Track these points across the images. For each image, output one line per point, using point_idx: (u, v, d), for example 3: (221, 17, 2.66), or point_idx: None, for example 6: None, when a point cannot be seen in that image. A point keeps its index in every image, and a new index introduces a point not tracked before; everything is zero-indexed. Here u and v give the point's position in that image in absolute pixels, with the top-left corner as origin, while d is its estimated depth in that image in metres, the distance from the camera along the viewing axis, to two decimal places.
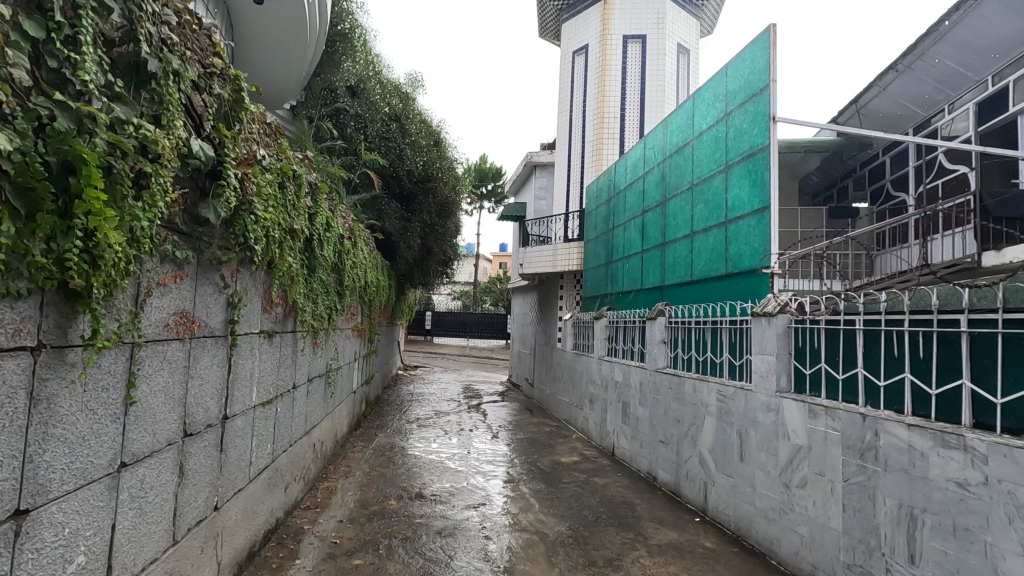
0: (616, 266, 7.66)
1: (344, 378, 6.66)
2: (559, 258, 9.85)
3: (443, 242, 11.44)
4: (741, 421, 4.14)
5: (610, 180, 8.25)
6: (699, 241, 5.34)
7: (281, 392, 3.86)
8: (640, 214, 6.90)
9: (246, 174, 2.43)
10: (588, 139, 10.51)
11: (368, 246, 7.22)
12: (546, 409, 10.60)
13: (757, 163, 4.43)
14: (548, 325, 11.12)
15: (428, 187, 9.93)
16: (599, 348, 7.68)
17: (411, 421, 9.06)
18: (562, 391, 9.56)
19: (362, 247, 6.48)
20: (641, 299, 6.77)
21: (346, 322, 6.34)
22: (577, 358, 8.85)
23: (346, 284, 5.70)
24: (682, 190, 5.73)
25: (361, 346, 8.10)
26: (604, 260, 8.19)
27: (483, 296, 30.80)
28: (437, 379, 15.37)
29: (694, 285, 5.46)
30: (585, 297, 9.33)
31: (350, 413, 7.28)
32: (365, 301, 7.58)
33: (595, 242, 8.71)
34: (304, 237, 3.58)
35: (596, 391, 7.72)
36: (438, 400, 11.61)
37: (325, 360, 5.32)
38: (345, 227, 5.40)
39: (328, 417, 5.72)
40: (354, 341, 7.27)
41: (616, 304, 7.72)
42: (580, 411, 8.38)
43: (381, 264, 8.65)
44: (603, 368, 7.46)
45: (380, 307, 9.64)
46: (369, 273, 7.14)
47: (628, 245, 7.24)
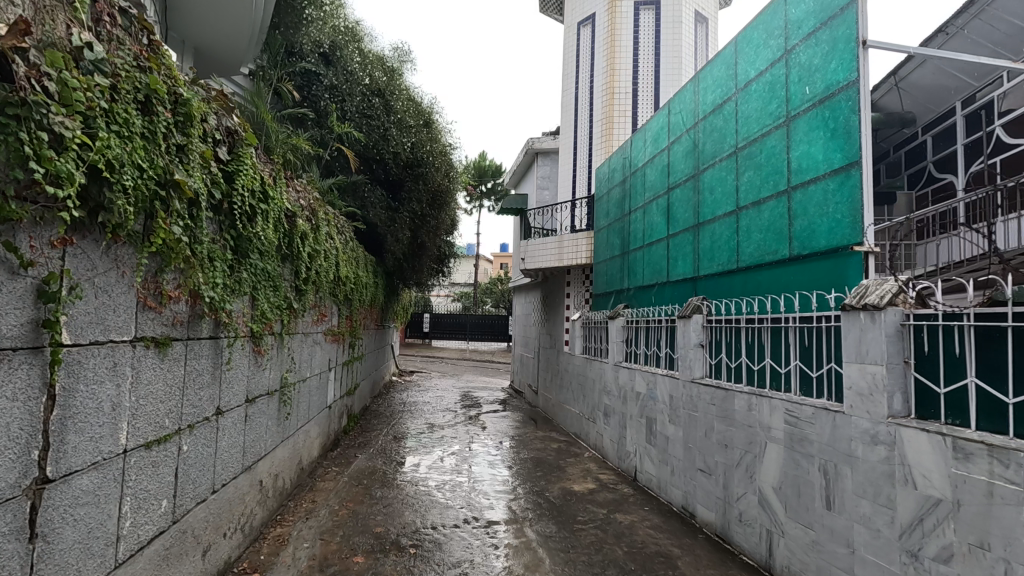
0: (634, 257, 6.56)
1: (312, 393, 5.55)
2: (565, 250, 8.76)
3: (436, 236, 10.37)
4: (828, 455, 3.02)
5: (624, 158, 7.14)
6: (748, 218, 4.22)
7: (188, 423, 2.74)
8: (665, 194, 5.80)
9: (12, 48, 1.32)
10: (596, 118, 9.39)
11: (341, 237, 6.13)
12: (552, 420, 9.49)
13: (837, 106, 3.30)
14: (553, 326, 10.01)
15: (419, 172, 8.86)
16: (615, 353, 6.58)
17: (400, 437, 7.95)
18: (571, 401, 8.46)
19: (330, 236, 5.37)
20: (668, 295, 5.65)
21: (310, 327, 5.22)
22: (588, 364, 7.75)
23: (303, 279, 4.59)
24: (722, 157, 4.63)
25: (339, 352, 7.00)
26: (619, 250, 7.09)
27: (484, 297, 29.71)
28: (434, 385, 14.26)
29: (740, 274, 4.34)
30: (596, 295, 8.22)
31: (323, 433, 6.18)
32: (339, 301, 6.46)
33: (607, 231, 7.60)
34: (204, 201, 2.47)
35: (612, 404, 6.62)
36: (432, 411, 10.50)
37: (276, 374, 4.20)
38: (301, 206, 4.30)
39: (287, 444, 4.62)
40: (326, 347, 6.16)
41: (634, 301, 6.61)
42: (593, 425, 7.27)
43: (362, 259, 7.57)
44: (621, 376, 6.36)
45: (364, 307, 8.56)
46: (342, 268, 6.03)
47: (649, 231, 6.14)
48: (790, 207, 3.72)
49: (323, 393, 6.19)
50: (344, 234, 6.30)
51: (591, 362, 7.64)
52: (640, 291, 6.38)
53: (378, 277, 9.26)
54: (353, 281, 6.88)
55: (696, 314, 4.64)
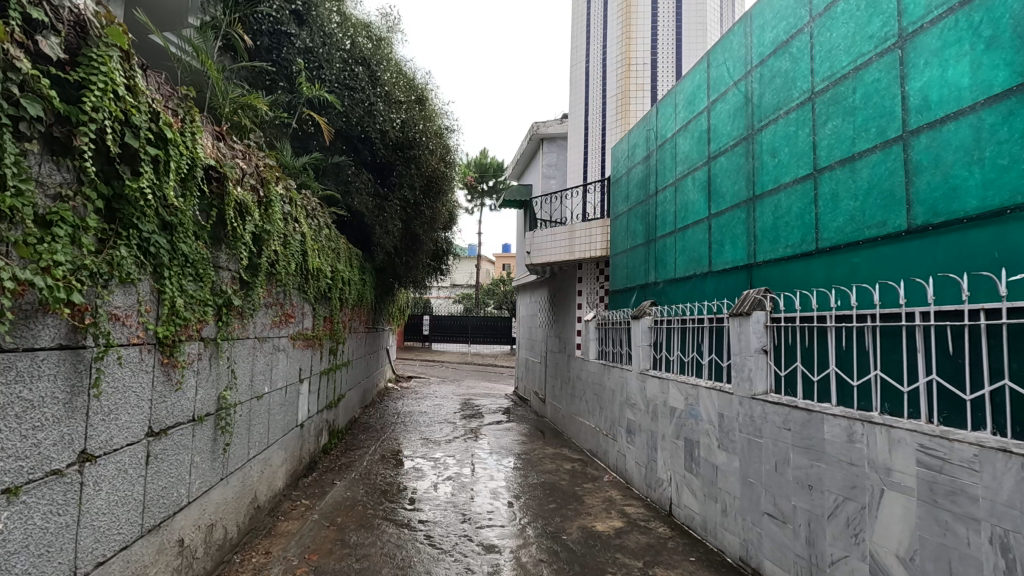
0: (663, 244, 5.52)
1: (273, 412, 4.50)
2: (576, 241, 7.73)
3: (431, 229, 9.37)
4: (1010, 522, 1.97)
5: (647, 130, 6.11)
6: (832, 182, 3.17)
7: (3, 487, 1.70)
8: (704, 165, 4.76)
9: None
10: (609, 93, 8.35)
11: (311, 224, 5.11)
12: (563, 434, 8.45)
13: (998, 2, 2.26)
14: (563, 328, 8.98)
15: (411, 154, 7.90)
16: (643, 358, 5.54)
17: (389, 457, 6.92)
18: (586, 414, 7.42)
19: (293, 219, 4.35)
20: (709, 289, 4.59)
21: (265, 329, 4.17)
22: (606, 372, 6.69)
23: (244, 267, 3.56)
24: (790, 107, 3.58)
25: (315, 359, 6.00)
26: (643, 238, 6.05)
27: (485, 299, 28.69)
28: (432, 393, 13.21)
29: (819, 257, 3.29)
30: (613, 292, 7.17)
31: (292, 458, 5.14)
32: (310, 300, 5.42)
33: (628, 218, 6.57)
34: None
35: (638, 419, 5.56)
36: (429, 423, 9.46)
37: (206, 393, 3.15)
38: (243, 168, 3.28)
39: (231, 482, 3.58)
40: (295, 353, 5.13)
41: (664, 298, 5.56)
42: (613, 443, 6.22)
43: (342, 251, 6.56)
44: (650, 388, 5.30)
45: (348, 307, 7.54)
46: (312, 259, 4.99)
47: (684, 213, 5.09)
48: (909, 158, 2.66)
49: (293, 409, 5.16)
50: (315, 218, 5.28)
51: (609, 369, 6.58)
52: (672, 286, 5.33)
53: (366, 274, 8.25)
54: (329, 276, 5.86)
55: (756, 311, 3.60)
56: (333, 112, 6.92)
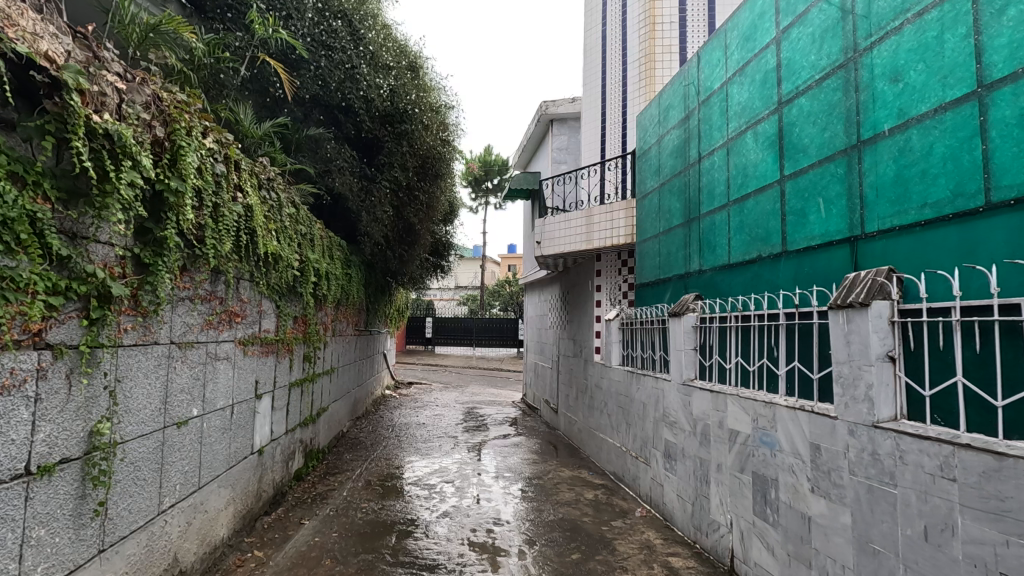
0: (712, 221, 4.41)
1: (210, 442, 3.43)
2: (595, 228, 6.61)
3: (428, 218, 8.30)
4: None
5: (685, 84, 5.00)
6: (1019, 98, 2.06)
7: None
8: (772, 112, 3.65)
9: None
10: (631, 57, 7.25)
11: (267, 198, 4.05)
12: (580, 452, 7.31)
13: None
14: (578, 329, 7.86)
15: (402, 130, 6.86)
16: (687, 366, 4.42)
17: (376, 483, 5.82)
18: (609, 430, 6.30)
19: (230, 184, 3.28)
20: (783, 275, 3.47)
21: (188, 332, 3.07)
22: (634, 381, 5.58)
23: (135, 239, 2.46)
24: (928, 6, 2.48)
25: (281, 368, 4.92)
26: (682, 216, 4.93)
27: (490, 300, 27.60)
28: (432, 401, 12.11)
29: (989, 216, 2.16)
30: (639, 286, 6.05)
31: (244, 496, 4.05)
32: (267, 295, 4.34)
33: (660, 195, 5.45)
34: None
35: (682, 442, 4.43)
36: (427, 437, 8.36)
37: (58, 428, 2.06)
38: (118, 81, 2.21)
39: (123, 552, 2.50)
40: (246, 363, 4.04)
41: (713, 291, 4.43)
42: (647, 469, 5.10)
43: (316, 239, 5.48)
44: (697, 403, 4.18)
45: (328, 306, 6.47)
46: (268, 242, 3.92)
47: (741, 180, 3.98)
48: None
49: (246, 433, 4.08)
50: (274, 191, 4.22)
51: (638, 378, 5.47)
52: (724, 273, 4.21)
53: (351, 267, 7.18)
54: (296, 267, 4.79)
55: (878, 301, 2.49)
56: (310, 74, 5.89)
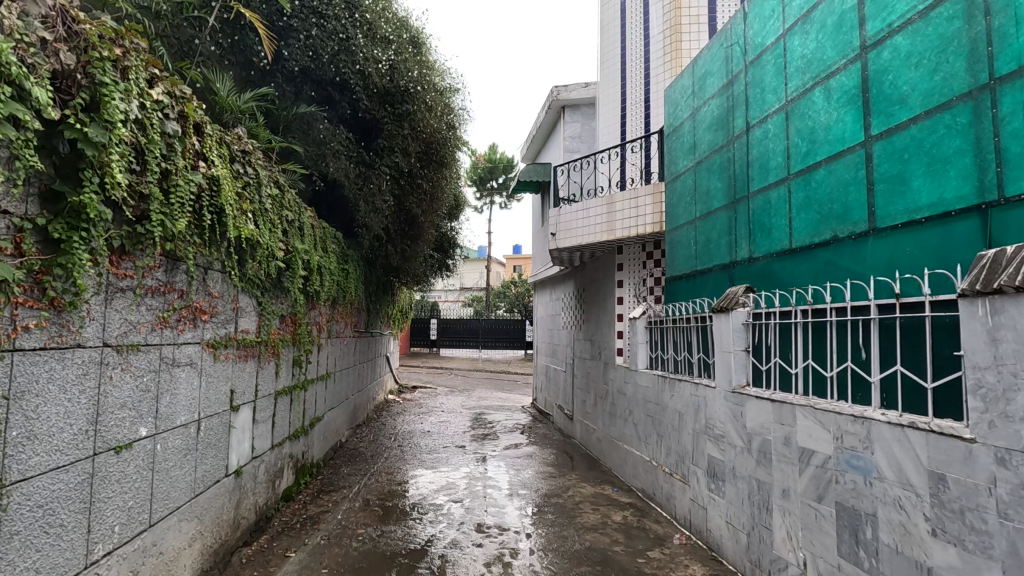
0: (766, 200, 3.75)
1: (167, 467, 2.80)
2: (617, 216, 5.95)
3: (432, 210, 7.67)
4: None
5: (728, 45, 4.34)
6: None
7: None
8: (851, 61, 2.99)
9: None
10: (654, 30, 6.60)
11: (242, 174, 3.42)
12: (601, 464, 6.65)
13: None
14: (597, 329, 7.20)
15: (403, 110, 6.24)
16: (739, 370, 3.76)
17: (375, 502, 5.18)
18: (636, 441, 5.63)
19: (186, 150, 2.66)
20: (871, 258, 2.79)
21: (130, 332, 2.44)
22: (667, 387, 4.92)
23: (38, 206, 1.85)
24: None
25: (265, 374, 4.29)
26: (726, 197, 4.27)
27: (495, 301, 26.93)
28: (437, 406, 11.47)
29: None
30: (670, 279, 5.40)
31: (215, 527, 3.41)
32: (244, 288, 3.71)
33: (696, 176, 4.79)
34: None
35: (732, 460, 3.77)
36: (432, 447, 7.71)
37: None
38: None
39: None
40: (218, 369, 3.40)
41: (766, 281, 3.76)
42: (686, 489, 4.44)
43: (306, 228, 4.85)
44: (753, 415, 3.52)
45: (322, 305, 5.84)
46: (243, 226, 3.29)
47: (807, 147, 3.32)
48: None
49: (218, 452, 3.44)
50: (253, 165, 3.59)
51: (673, 384, 4.81)
52: (782, 260, 3.55)
53: (348, 262, 6.56)
54: (281, 258, 4.16)
55: None
56: (299, 43, 5.26)
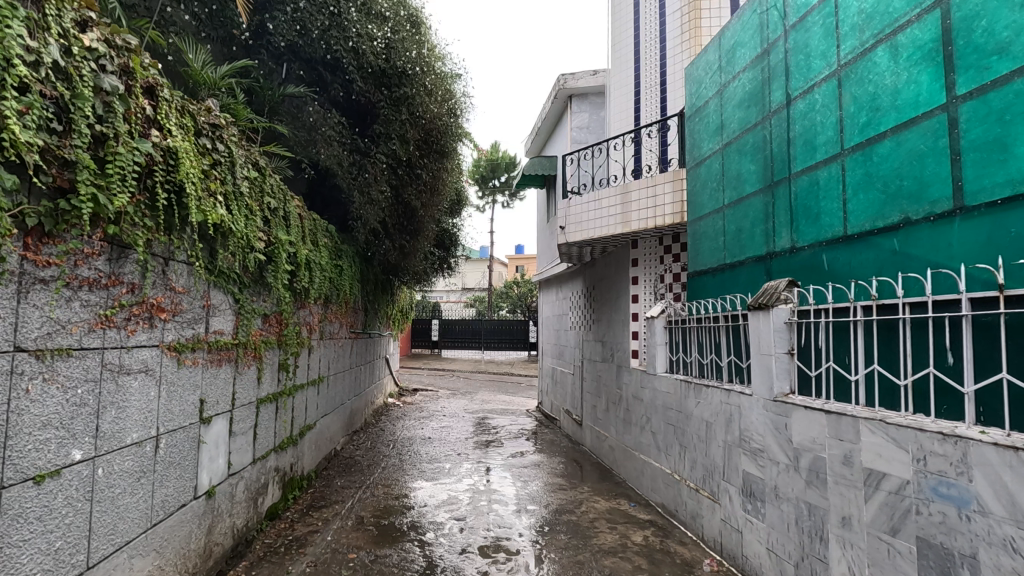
0: (811, 181, 3.28)
1: (112, 494, 2.34)
2: (633, 206, 5.47)
3: (433, 203, 7.21)
4: None
5: (763, 11, 3.87)
6: None
7: None
8: (927, 10, 2.52)
9: None
10: (671, 7, 6.13)
11: (212, 151, 2.97)
12: (615, 474, 6.18)
13: None
14: (609, 330, 6.73)
15: (401, 94, 5.79)
16: (782, 375, 3.30)
17: (370, 519, 4.73)
18: (655, 452, 5.16)
19: (132, 113, 2.21)
20: (958, 243, 2.32)
21: (55, 334, 1.97)
22: (693, 394, 4.45)
23: None
24: None
25: (245, 380, 3.84)
26: (762, 180, 3.79)
27: (498, 302, 26.47)
28: (438, 410, 10.99)
29: None
30: (693, 274, 4.93)
31: (180, 558, 2.95)
32: (215, 282, 3.25)
33: (724, 159, 4.32)
34: None
35: (774, 479, 3.29)
36: (433, 455, 7.25)
37: None
38: None
39: None
40: (183, 376, 2.94)
41: (813, 274, 3.29)
42: (716, 508, 3.96)
43: (293, 218, 4.39)
44: (802, 428, 3.05)
45: (313, 303, 5.39)
46: (211, 210, 2.83)
47: (868, 116, 2.85)
48: None
49: (184, 471, 2.98)
50: (227, 142, 3.14)
51: (699, 390, 4.33)
52: (833, 249, 3.07)
53: (342, 258, 6.11)
54: (261, 250, 3.71)
55: None
56: (285, 17, 4.81)
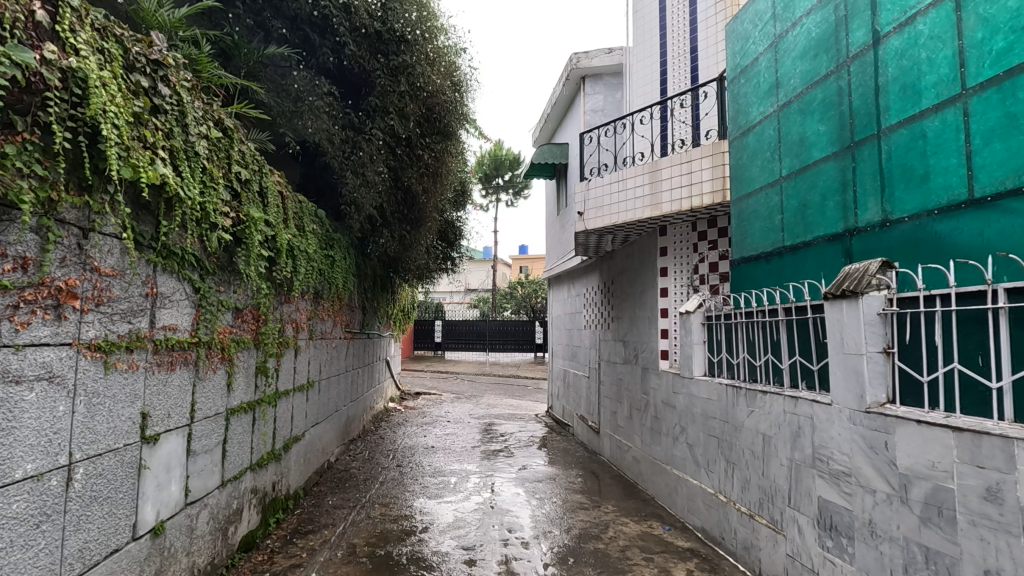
0: (913, 134, 2.60)
1: None
2: (664, 186, 4.76)
3: (436, 189, 6.54)
4: None
5: None
6: None
7: None
8: None
9: None
10: None
11: (151, 94, 2.31)
12: (643, 491, 5.48)
13: None
14: (633, 328, 6.03)
15: (399, 62, 5.14)
16: (877, 382, 2.62)
17: (364, 547, 4.05)
18: (694, 468, 4.47)
19: (5, 10, 1.56)
20: None
21: None
22: (744, 401, 3.77)
23: None
24: None
25: (210, 386, 3.17)
26: (836, 142, 3.12)
27: (503, 303, 25.79)
28: (442, 416, 10.30)
29: None
30: (739, 262, 4.25)
31: None
32: (161, 264, 2.58)
33: (781, 122, 3.65)
34: None
35: (867, 511, 2.61)
36: (437, 467, 6.57)
37: None
38: None
39: None
40: (115, 384, 2.28)
41: (917, 252, 2.60)
42: (780, 541, 3.28)
43: (270, 195, 3.73)
44: (912, 449, 2.37)
45: (299, 298, 4.72)
46: (147, 166, 2.17)
47: (1005, 40, 2.18)
48: None
49: (117, 506, 2.32)
50: (175, 87, 2.49)
51: (752, 397, 3.65)
52: (951, 218, 2.39)
53: (335, 248, 5.45)
54: (227, 227, 3.05)
55: None
56: None
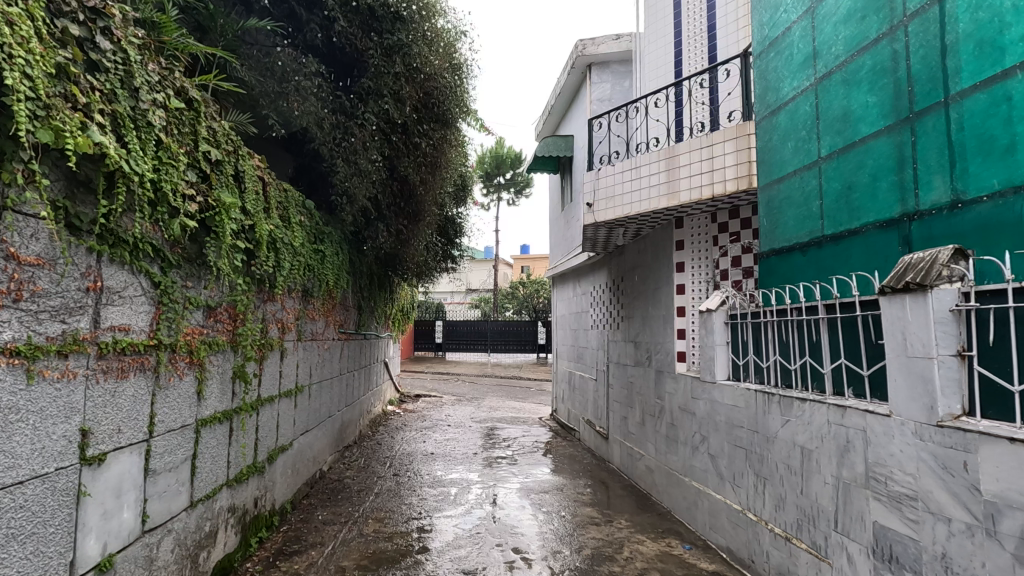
0: (993, 98, 2.21)
1: None
2: (682, 173, 4.31)
3: (435, 181, 6.15)
4: None
5: None
6: None
7: None
8: None
9: None
10: None
11: (85, 47, 1.93)
12: (658, 503, 5.08)
13: None
14: (646, 328, 5.61)
15: (394, 41, 4.75)
16: (951, 391, 2.21)
17: (355, 570, 3.66)
18: (718, 482, 4.06)
19: None
20: None
21: None
22: (778, 410, 3.36)
23: None
24: None
25: (174, 395, 2.78)
26: (892, 114, 2.71)
27: (505, 303, 25.39)
28: (442, 420, 9.90)
29: None
30: (767, 255, 3.84)
31: None
32: (107, 254, 2.19)
33: (821, 96, 3.24)
34: None
35: (940, 543, 2.21)
36: (436, 476, 6.18)
37: None
38: None
39: None
40: (42, 396, 1.89)
41: (1000, 238, 2.20)
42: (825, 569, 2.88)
43: (248, 180, 3.34)
44: (1002, 472, 1.97)
45: (285, 296, 4.32)
46: (75, 131, 1.78)
47: None
48: None
49: (47, 543, 1.93)
50: (120, 42, 2.11)
51: (787, 405, 3.25)
52: None
53: (325, 242, 5.05)
54: (192, 212, 2.65)
55: None
56: None
